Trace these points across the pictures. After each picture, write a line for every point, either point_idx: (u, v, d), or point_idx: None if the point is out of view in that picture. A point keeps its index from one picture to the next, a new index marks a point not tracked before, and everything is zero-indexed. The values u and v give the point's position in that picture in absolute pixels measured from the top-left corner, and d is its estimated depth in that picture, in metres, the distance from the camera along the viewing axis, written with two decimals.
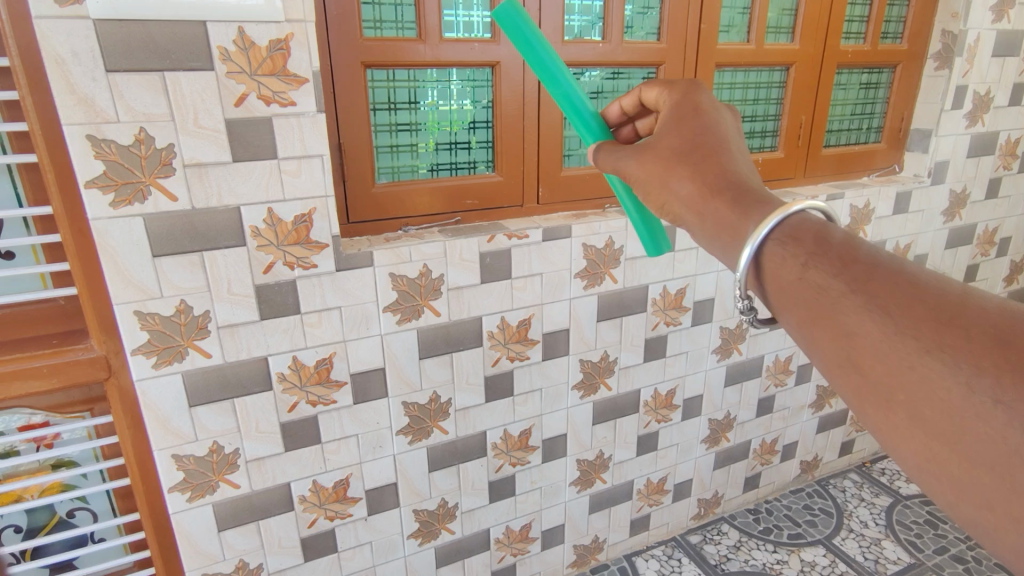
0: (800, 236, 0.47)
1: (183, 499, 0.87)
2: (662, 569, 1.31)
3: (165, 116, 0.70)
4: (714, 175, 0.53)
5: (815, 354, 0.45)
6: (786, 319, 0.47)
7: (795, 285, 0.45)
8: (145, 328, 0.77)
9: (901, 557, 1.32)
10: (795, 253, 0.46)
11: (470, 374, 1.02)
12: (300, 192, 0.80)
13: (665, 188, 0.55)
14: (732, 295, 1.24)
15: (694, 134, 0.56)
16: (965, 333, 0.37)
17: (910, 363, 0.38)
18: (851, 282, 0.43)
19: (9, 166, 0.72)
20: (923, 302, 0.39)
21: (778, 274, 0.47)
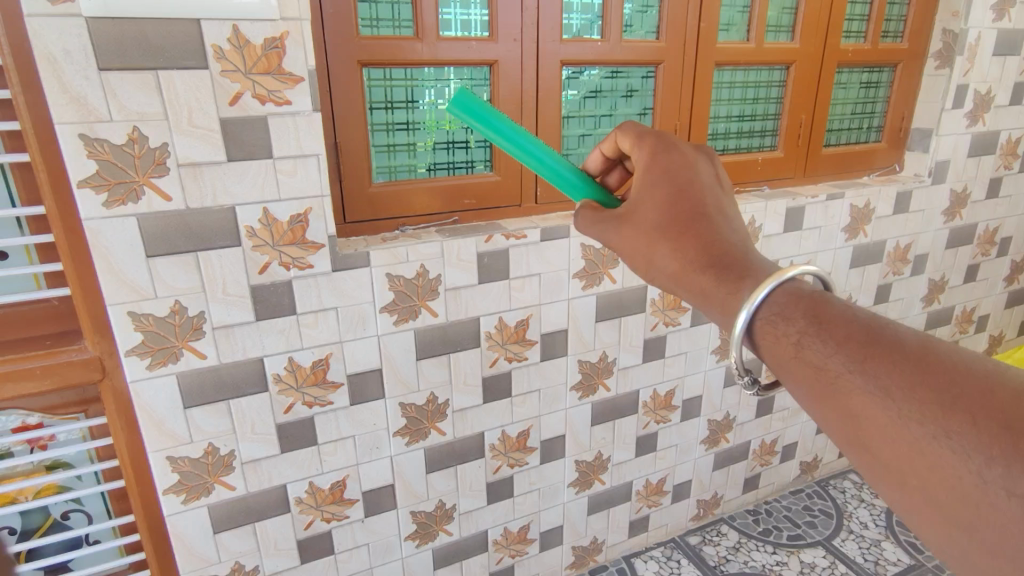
0: (790, 313, 0.46)
1: (178, 501, 0.86)
2: (661, 571, 1.30)
3: (159, 114, 0.70)
4: (698, 248, 0.53)
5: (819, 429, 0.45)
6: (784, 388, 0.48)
7: (788, 363, 0.45)
8: (138, 328, 0.76)
9: (901, 558, 1.32)
10: (787, 330, 0.46)
11: (467, 375, 1.01)
12: (296, 192, 0.79)
13: (651, 261, 0.56)
14: None
15: (674, 198, 0.56)
16: (968, 418, 0.36)
17: (918, 448, 0.38)
18: (847, 362, 0.42)
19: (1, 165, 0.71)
20: (927, 383, 0.38)
21: (773, 349, 0.47)
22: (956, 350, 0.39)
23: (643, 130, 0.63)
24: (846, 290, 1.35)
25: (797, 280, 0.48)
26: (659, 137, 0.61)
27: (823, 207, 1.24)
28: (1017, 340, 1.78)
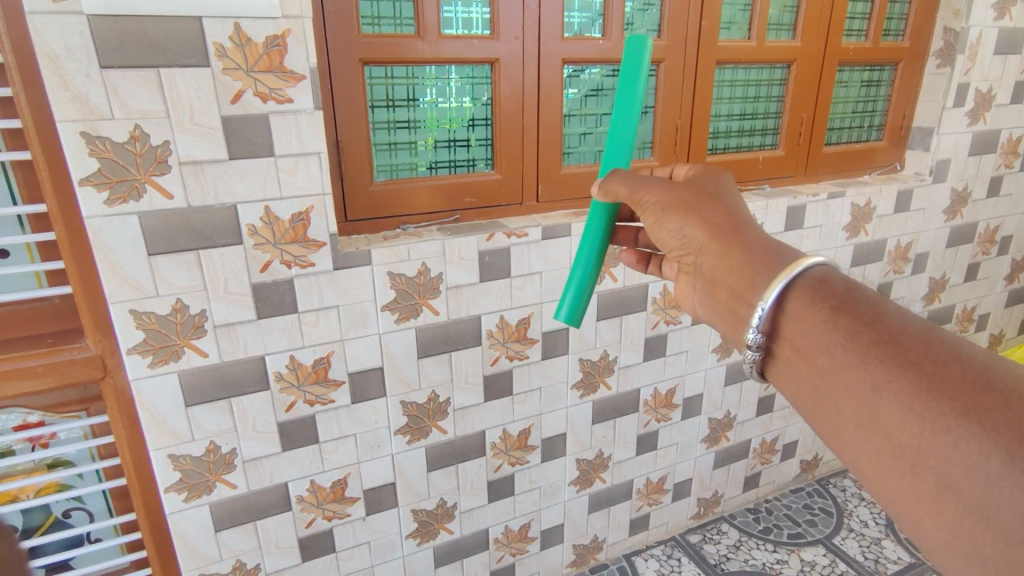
0: (828, 283, 0.47)
1: (180, 499, 0.86)
2: (662, 569, 1.30)
3: (161, 112, 0.70)
4: (737, 225, 0.55)
5: (833, 411, 0.44)
6: (800, 369, 0.47)
7: (816, 330, 0.45)
8: (140, 327, 0.76)
9: (901, 557, 1.32)
10: (819, 299, 0.46)
11: (468, 373, 1.01)
12: (297, 190, 0.79)
13: (687, 220, 0.57)
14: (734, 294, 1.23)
15: (719, 190, 0.60)
16: (1000, 399, 0.36)
17: (943, 425, 0.37)
18: (881, 333, 0.42)
19: (3, 165, 0.71)
20: (958, 363, 0.38)
21: (801, 318, 0.46)
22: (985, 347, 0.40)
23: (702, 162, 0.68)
24: None
25: (840, 271, 0.49)
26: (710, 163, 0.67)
27: (824, 206, 1.24)
28: (1017, 339, 1.78)
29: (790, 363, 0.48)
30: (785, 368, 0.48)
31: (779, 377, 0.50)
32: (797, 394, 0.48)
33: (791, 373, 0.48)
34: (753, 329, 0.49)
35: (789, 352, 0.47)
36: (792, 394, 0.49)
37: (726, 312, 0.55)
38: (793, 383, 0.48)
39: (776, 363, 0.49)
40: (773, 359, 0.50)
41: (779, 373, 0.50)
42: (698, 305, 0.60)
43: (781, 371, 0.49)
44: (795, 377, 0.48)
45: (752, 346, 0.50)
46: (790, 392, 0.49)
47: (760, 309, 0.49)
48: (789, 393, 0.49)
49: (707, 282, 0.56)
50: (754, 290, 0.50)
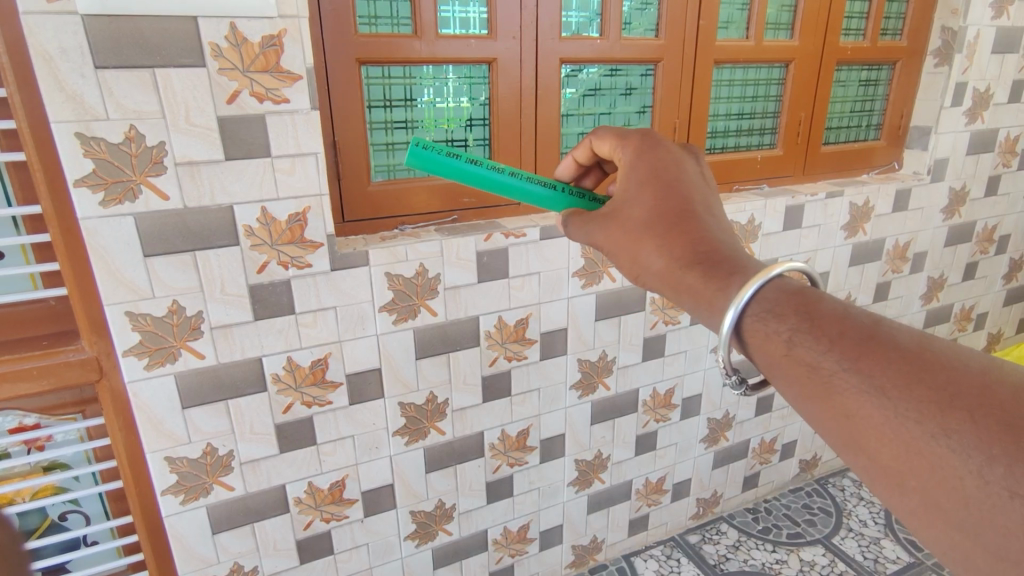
0: (781, 309, 0.46)
1: (177, 502, 0.86)
2: (661, 569, 1.30)
3: (157, 113, 0.69)
4: (689, 242, 0.53)
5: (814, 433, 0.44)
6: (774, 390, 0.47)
7: (777, 364, 0.45)
8: (136, 328, 0.76)
9: (900, 556, 1.32)
10: (779, 329, 0.45)
11: (467, 373, 1.00)
12: (294, 191, 0.79)
13: (637, 257, 0.55)
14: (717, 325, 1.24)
15: (666, 197, 0.56)
16: (968, 417, 0.36)
17: (917, 448, 0.37)
18: (840, 359, 0.42)
19: None
20: (922, 383, 0.38)
21: (764, 349, 0.46)
22: (953, 353, 0.40)
23: (625, 131, 0.64)
24: (845, 288, 1.35)
25: (788, 278, 0.48)
26: (642, 138, 0.62)
27: (823, 205, 1.24)
28: (1016, 338, 1.78)
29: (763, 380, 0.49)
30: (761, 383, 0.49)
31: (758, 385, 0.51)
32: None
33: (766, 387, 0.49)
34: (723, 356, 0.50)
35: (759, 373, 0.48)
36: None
37: None
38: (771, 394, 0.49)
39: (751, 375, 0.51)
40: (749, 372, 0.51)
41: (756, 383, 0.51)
42: None
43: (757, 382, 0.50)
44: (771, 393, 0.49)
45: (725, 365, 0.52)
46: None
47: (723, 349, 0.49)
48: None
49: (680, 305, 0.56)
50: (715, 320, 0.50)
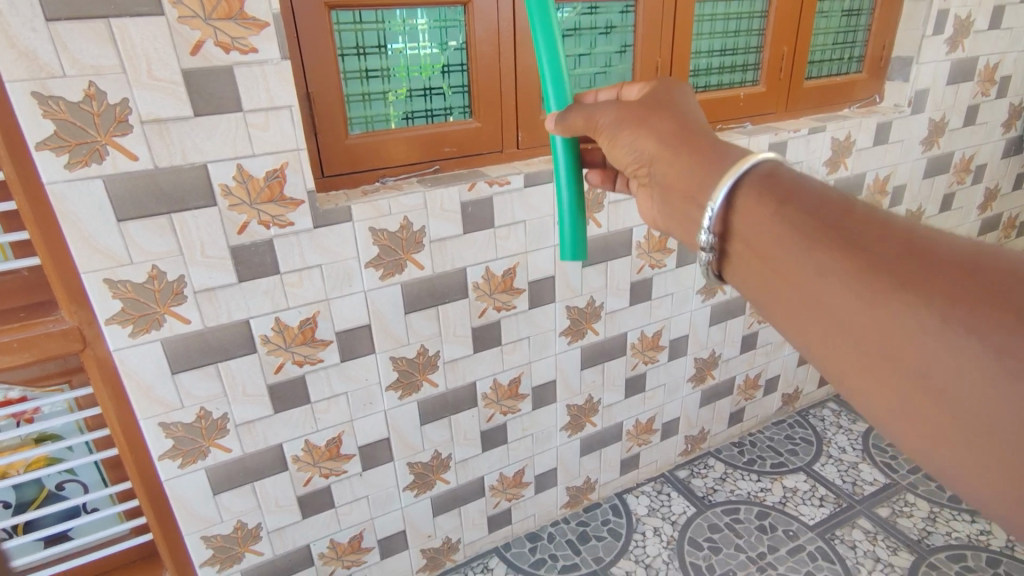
0: (770, 180, 0.47)
1: (175, 466, 0.86)
2: (653, 504, 1.35)
3: (116, 67, 0.65)
4: (689, 128, 0.55)
5: (784, 306, 0.46)
6: (752, 267, 0.48)
7: (765, 223, 0.46)
8: (116, 296, 0.74)
9: (877, 478, 1.38)
10: (767, 196, 0.47)
11: (456, 326, 1.00)
12: (270, 146, 0.76)
13: (641, 128, 0.57)
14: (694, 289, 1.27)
15: (673, 98, 0.59)
16: (935, 270, 0.37)
17: (882, 304, 0.38)
18: (825, 219, 0.43)
19: None
20: (901, 241, 0.40)
21: (749, 214, 0.47)
22: (922, 225, 0.41)
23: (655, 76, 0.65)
24: None
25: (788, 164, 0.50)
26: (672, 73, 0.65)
27: (805, 141, 1.23)
28: None
29: (743, 260, 0.49)
30: (739, 267, 0.49)
31: (734, 276, 0.51)
32: (753, 290, 0.49)
33: (745, 270, 0.49)
34: (704, 230, 0.50)
35: (742, 249, 0.48)
36: (745, 290, 0.50)
37: (679, 218, 0.55)
38: (749, 277, 0.49)
39: (731, 262, 0.50)
40: (729, 258, 0.50)
41: (734, 271, 0.50)
42: (656, 216, 0.60)
43: (736, 270, 0.50)
44: (749, 274, 0.48)
45: (704, 247, 0.51)
46: (743, 286, 0.50)
47: (709, 211, 0.49)
48: (744, 290, 0.50)
49: (661, 189, 0.56)
50: (703, 190, 0.51)
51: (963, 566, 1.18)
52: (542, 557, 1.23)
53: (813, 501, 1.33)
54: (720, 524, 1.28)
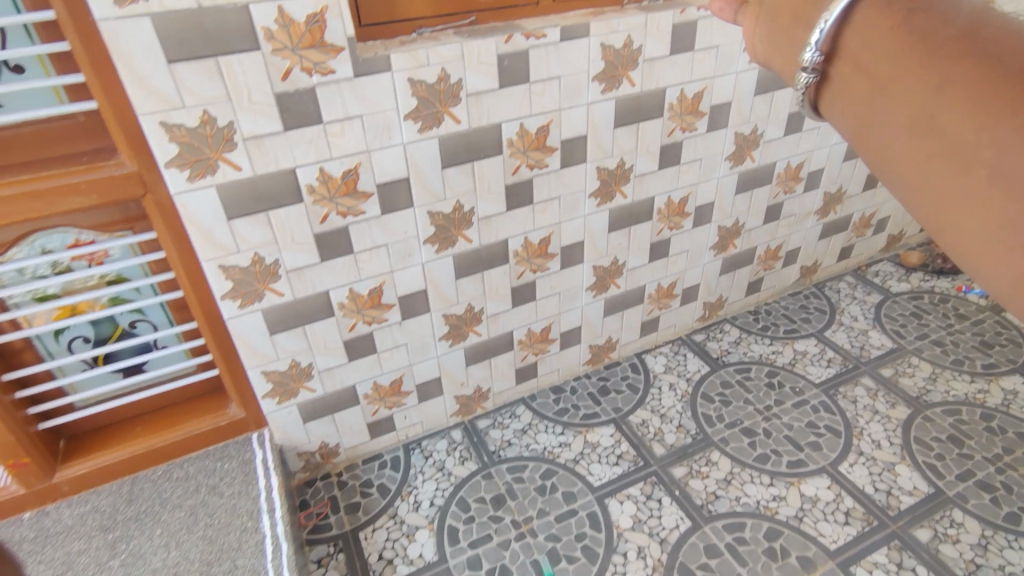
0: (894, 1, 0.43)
1: (274, 402, 1.05)
2: (669, 364, 1.40)
3: (222, 96, 0.77)
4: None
5: (890, 92, 0.44)
6: (857, 74, 0.46)
7: (886, 35, 0.43)
8: (228, 278, 0.90)
9: (884, 343, 1.43)
10: (894, 11, 0.43)
11: (498, 286, 1.13)
12: (345, 150, 0.88)
13: None
14: (710, 246, 1.36)
15: None
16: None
17: (996, 131, 0.37)
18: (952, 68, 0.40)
19: (77, 119, 0.81)
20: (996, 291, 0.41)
21: (870, 24, 0.44)
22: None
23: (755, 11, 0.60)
24: (838, 181, 1.45)
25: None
26: None
27: None
28: None
29: (846, 84, 0.47)
30: (840, 90, 0.48)
31: (832, 106, 0.49)
32: (858, 140, 0.49)
33: (846, 92, 0.47)
34: (810, 54, 0.47)
35: (848, 70, 0.47)
36: (840, 118, 0.49)
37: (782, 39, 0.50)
38: (852, 114, 0.48)
39: (830, 88, 0.49)
40: (829, 82, 0.49)
41: (832, 102, 0.49)
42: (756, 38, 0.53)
43: (833, 96, 0.49)
44: (850, 100, 0.47)
45: (807, 68, 0.48)
46: (840, 118, 0.49)
47: (821, 27, 0.46)
48: (839, 121, 0.50)
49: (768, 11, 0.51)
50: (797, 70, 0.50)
51: (957, 419, 1.23)
52: (565, 407, 1.30)
53: (821, 362, 1.38)
54: (731, 381, 1.34)
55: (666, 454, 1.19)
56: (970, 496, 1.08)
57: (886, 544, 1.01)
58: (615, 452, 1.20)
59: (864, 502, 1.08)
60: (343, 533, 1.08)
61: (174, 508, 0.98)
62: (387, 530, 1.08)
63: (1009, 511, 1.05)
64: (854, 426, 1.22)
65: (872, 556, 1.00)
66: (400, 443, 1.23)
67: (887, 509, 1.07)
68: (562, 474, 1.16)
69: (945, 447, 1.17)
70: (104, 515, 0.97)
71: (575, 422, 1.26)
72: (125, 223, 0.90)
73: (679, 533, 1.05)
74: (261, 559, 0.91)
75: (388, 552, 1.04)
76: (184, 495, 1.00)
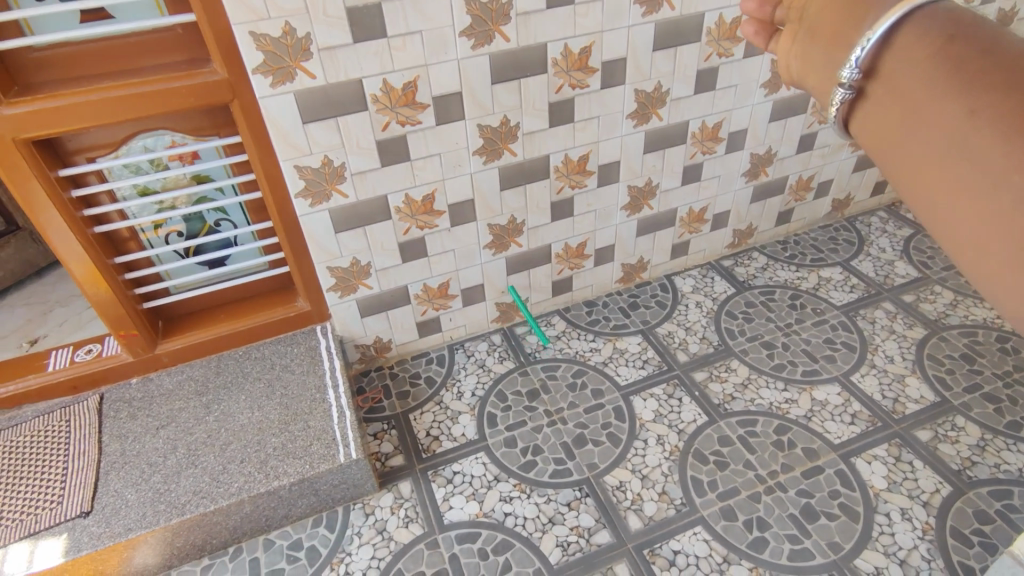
0: (936, 27, 0.43)
1: (336, 296, 1.19)
2: (697, 285, 1.49)
3: (301, 9, 0.87)
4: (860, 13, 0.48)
5: (920, 120, 0.44)
6: (890, 102, 0.46)
7: (922, 64, 0.43)
8: (301, 178, 1.03)
9: (909, 272, 1.48)
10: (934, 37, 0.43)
11: (539, 200, 1.24)
12: (406, 63, 0.97)
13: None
14: (743, 173, 1.42)
15: None
16: None
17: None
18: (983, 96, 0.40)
19: (175, 32, 0.92)
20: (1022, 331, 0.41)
21: (907, 50, 0.44)
22: None
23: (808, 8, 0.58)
24: None
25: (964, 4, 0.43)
26: None
27: None
28: None
29: (880, 104, 0.47)
30: (875, 110, 0.47)
31: (862, 124, 0.49)
32: (883, 159, 0.48)
33: (878, 112, 0.47)
34: (848, 72, 0.47)
35: (884, 91, 0.46)
36: (870, 140, 0.49)
37: (822, 59, 0.50)
38: (881, 131, 0.47)
39: (862, 107, 0.48)
40: (864, 99, 0.48)
41: (862, 119, 0.49)
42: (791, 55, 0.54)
43: (864, 114, 0.48)
44: (880, 120, 0.47)
45: (844, 85, 0.47)
46: (870, 137, 0.49)
47: (861, 47, 0.45)
48: (868, 140, 0.49)
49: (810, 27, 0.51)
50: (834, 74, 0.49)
51: (972, 340, 1.29)
52: (596, 318, 1.41)
53: (844, 287, 1.45)
54: (755, 301, 1.43)
55: (688, 360, 1.29)
56: (974, 406, 1.16)
57: (886, 441, 1.11)
58: (641, 358, 1.30)
59: (870, 407, 1.17)
60: (395, 414, 1.22)
61: (255, 380, 1.15)
62: (433, 414, 1.21)
63: (1010, 419, 1.13)
64: (870, 343, 1.30)
65: (872, 450, 1.10)
66: (446, 344, 1.37)
67: (892, 413, 1.16)
68: (591, 374, 1.27)
69: (956, 364, 1.24)
70: (198, 383, 1.15)
71: (605, 331, 1.37)
72: (212, 128, 1.03)
73: (696, 425, 1.16)
74: (329, 422, 1.07)
75: (434, 430, 1.18)
76: (262, 370, 1.17)
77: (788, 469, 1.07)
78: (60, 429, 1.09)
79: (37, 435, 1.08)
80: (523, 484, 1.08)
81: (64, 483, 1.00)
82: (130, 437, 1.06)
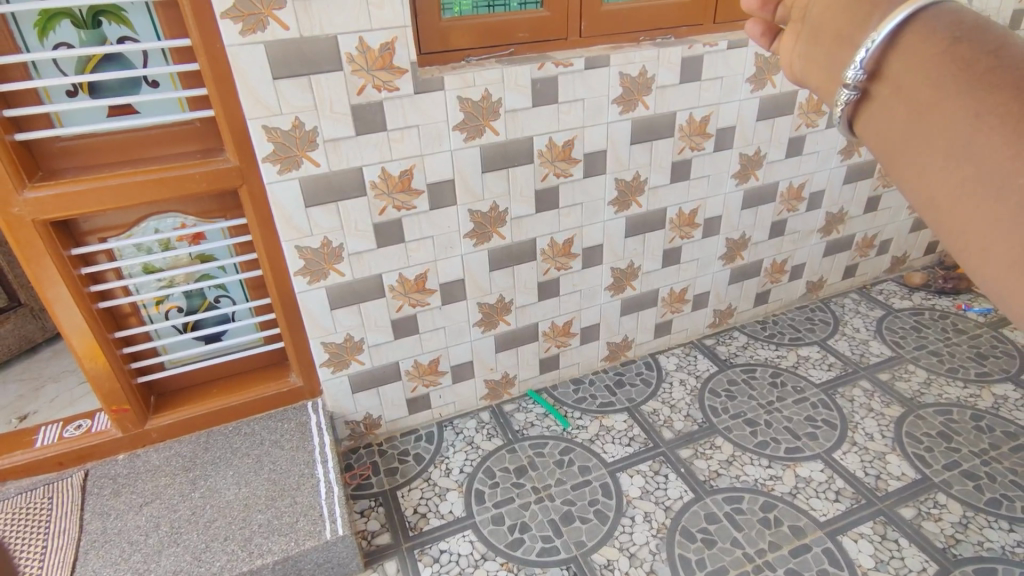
0: (940, 30, 0.42)
1: (329, 371, 1.21)
2: (681, 363, 1.53)
3: (310, 106, 0.96)
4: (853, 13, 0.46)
5: (926, 120, 0.43)
6: (897, 100, 0.45)
7: (931, 64, 0.42)
8: (301, 257, 1.08)
9: (884, 352, 1.53)
10: (940, 39, 0.42)
11: (527, 280, 1.30)
12: (404, 154, 1.06)
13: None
14: (720, 255, 1.50)
15: None
16: None
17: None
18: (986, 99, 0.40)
19: (193, 125, 1.00)
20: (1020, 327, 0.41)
21: (915, 51, 0.43)
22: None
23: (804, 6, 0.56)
24: (838, 203, 1.59)
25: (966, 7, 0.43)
26: None
27: (823, 134, 1.45)
28: None
29: (885, 107, 0.46)
30: (880, 113, 0.46)
31: (868, 126, 0.48)
32: (889, 159, 0.48)
33: (883, 115, 0.46)
34: (855, 68, 0.45)
35: (888, 93, 0.45)
36: (875, 139, 0.48)
37: (824, 60, 0.49)
38: (886, 135, 0.47)
39: (868, 108, 0.47)
40: (869, 101, 0.47)
41: (867, 122, 0.48)
42: (794, 57, 0.53)
43: (869, 117, 0.47)
44: (886, 119, 0.46)
45: (849, 85, 0.47)
46: (875, 139, 0.48)
47: (866, 47, 0.44)
48: (873, 142, 0.48)
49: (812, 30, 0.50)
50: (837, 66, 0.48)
51: (948, 418, 1.32)
52: (583, 396, 1.44)
53: (823, 366, 1.49)
54: (738, 379, 1.47)
55: (674, 438, 1.31)
56: (954, 483, 1.18)
57: (871, 519, 1.12)
58: (628, 435, 1.32)
59: (854, 483, 1.19)
60: (383, 491, 1.22)
61: (243, 456, 1.15)
62: (421, 491, 1.21)
63: (990, 497, 1.14)
64: (850, 421, 1.33)
65: (858, 528, 1.10)
66: (435, 421, 1.38)
67: (875, 490, 1.17)
68: (578, 452, 1.28)
69: (934, 442, 1.27)
70: (185, 459, 1.15)
71: (592, 409, 1.40)
72: (219, 210, 1.10)
73: (682, 502, 1.16)
74: (316, 497, 1.07)
75: (422, 507, 1.18)
76: (251, 445, 1.17)
77: (776, 547, 1.07)
78: (41, 506, 1.08)
79: (18, 512, 1.07)
80: (511, 563, 1.07)
81: (42, 561, 0.98)
82: (113, 514, 1.05)
